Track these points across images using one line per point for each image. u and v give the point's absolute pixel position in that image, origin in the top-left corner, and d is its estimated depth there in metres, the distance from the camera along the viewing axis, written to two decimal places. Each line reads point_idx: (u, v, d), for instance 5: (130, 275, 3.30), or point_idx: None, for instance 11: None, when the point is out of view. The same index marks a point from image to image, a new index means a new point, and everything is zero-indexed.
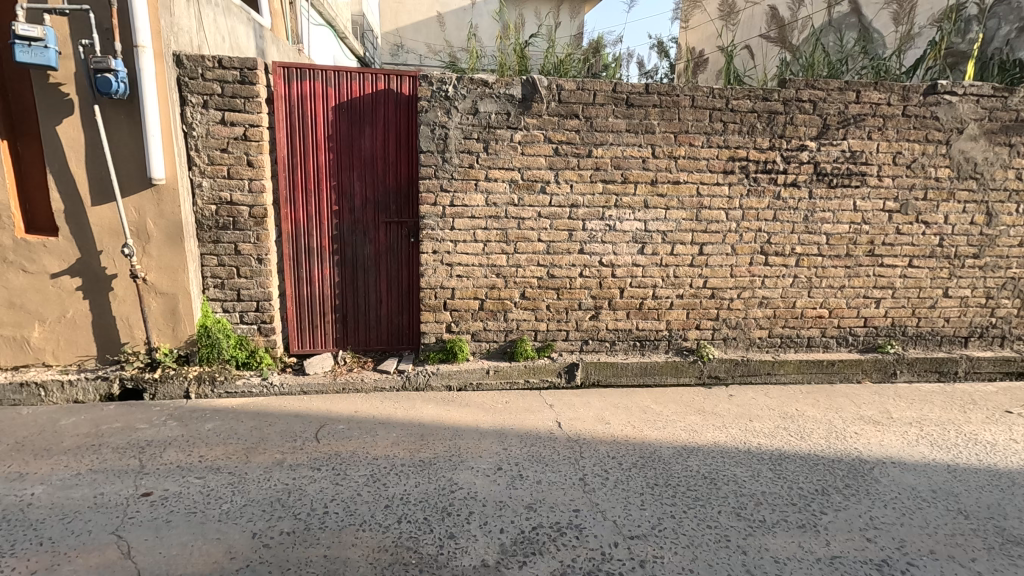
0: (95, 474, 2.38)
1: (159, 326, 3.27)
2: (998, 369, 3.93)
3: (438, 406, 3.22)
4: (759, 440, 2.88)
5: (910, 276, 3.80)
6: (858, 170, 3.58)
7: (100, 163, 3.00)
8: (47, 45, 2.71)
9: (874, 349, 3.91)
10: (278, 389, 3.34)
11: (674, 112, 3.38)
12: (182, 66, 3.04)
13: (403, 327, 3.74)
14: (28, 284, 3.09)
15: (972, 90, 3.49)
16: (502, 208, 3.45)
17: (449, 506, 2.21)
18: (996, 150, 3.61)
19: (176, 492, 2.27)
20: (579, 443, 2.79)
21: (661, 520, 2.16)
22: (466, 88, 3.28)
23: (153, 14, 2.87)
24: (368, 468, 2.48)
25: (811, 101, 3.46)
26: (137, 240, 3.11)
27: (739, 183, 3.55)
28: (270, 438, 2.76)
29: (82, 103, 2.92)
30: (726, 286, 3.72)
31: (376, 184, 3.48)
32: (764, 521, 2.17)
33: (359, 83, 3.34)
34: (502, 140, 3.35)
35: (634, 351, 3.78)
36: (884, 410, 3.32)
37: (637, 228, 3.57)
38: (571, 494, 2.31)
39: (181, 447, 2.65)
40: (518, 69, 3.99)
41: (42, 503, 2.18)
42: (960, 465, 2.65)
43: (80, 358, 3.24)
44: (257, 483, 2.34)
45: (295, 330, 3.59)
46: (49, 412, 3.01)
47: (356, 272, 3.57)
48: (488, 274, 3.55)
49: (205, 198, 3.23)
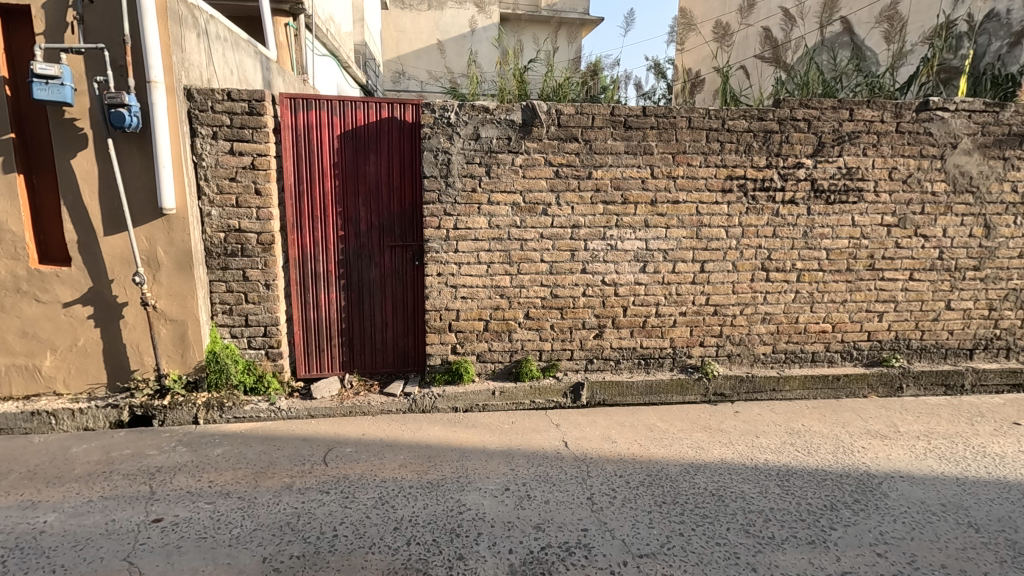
0: (106, 501, 2.40)
1: (169, 352, 3.31)
2: (1005, 381, 3.92)
3: (445, 428, 3.24)
4: (766, 456, 2.87)
5: (912, 289, 3.82)
6: (855, 186, 3.63)
7: (113, 194, 3.08)
8: (64, 82, 2.81)
9: (879, 363, 3.92)
10: (286, 414, 3.36)
11: (671, 134, 3.46)
12: (193, 100, 3.14)
13: (408, 349, 3.77)
14: (41, 314, 3.15)
15: (963, 106, 3.56)
16: (504, 230, 3.51)
17: (458, 527, 2.21)
18: (990, 163, 3.66)
19: (186, 517, 2.28)
20: (586, 462, 2.80)
21: (669, 538, 2.16)
22: (467, 115, 3.36)
23: (165, 50, 2.96)
24: (376, 491, 2.49)
25: (805, 119, 3.52)
26: (148, 268, 3.17)
27: (738, 202, 3.60)
28: (278, 462, 2.78)
29: (96, 137, 3.01)
30: (728, 302, 3.76)
31: (381, 209, 3.55)
32: (773, 537, 2.17)
33: (364, 112, 3.43)
34: (503, 164, 3.42)
35: (639, 369, 3.80)
36: (891, 424, 3.31)
37: (638, 247, 3.62)
38: (579, 514, 2.31)
39: (191, 473, 2.67)
40: (518, 93, 4.09)
41: (54, 531, 2.19)
42: (969, 479, 2.63)
43: (91, 386, 3.29)
44: (267, 507, 2.36)
45: (302, 354, 3.63)
46: (60, 440, 3.04)
47: (362, 295, 3.63)
48: (492, 295, 3.59)
49: (214, 226, 3.30)
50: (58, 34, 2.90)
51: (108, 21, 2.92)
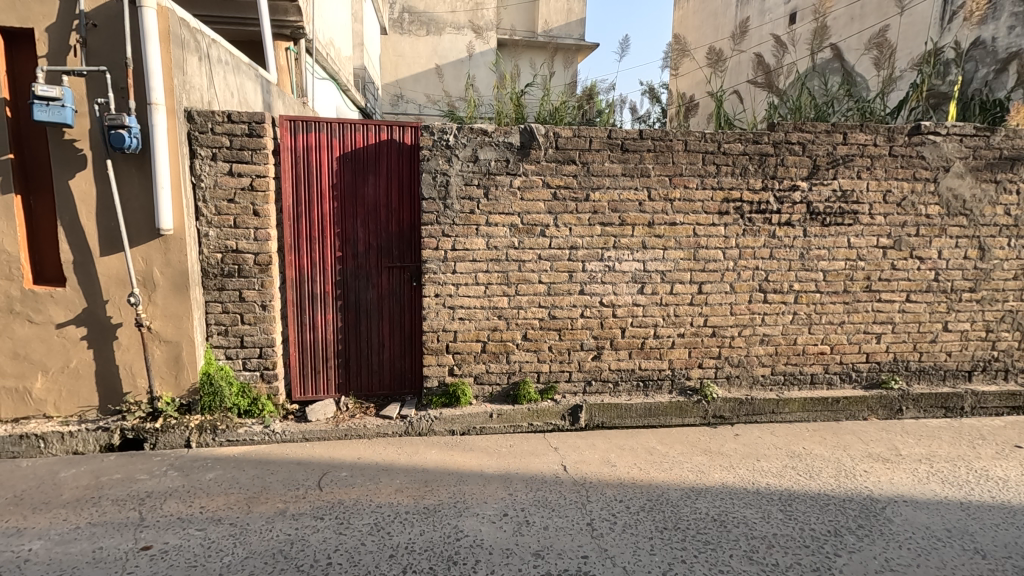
0: (94, 528, 2.34)
1: (163, 374, 3.27)
2: (1004, 404, 3.91)
3: (442, 451, 3.19)
4: (768, 480, 2.84)
5: (909, 310, 3.83)
6: (850, 209, 3.66)
7: (111, 215, 3.07)
8: (64, 104, 2.82)
9: (877, 385, 3.91)
10: (280, 437, 3.31)
11: (668, 156, 3.49)
12: (193, 121, 3.15)
13: (405, 371, 3.74)
14: (33, 335, 3.11)
15: (955, 130, 3.60)
16: (502, 251, 3.51)
17: (455, 555, 2.16)
18: (983, 186, 3.70)
19: (176, 545, 2.22)
20: (585, 486, 2.75)
21: (671, 565, 2.12)
22: (466, 138, 3.39)
23: (167, 73, 2.99)
24: (372, 517, 2.43)
25: (800, 143, 3.56)
26: (143, 289, 3.15)
27: (735, 224, 3.62)
28: (271, 487, 2.72)
29: (95, 158, 3.01)
30: (726, 324, 3.75)
31: (379, 230, 3.55)
32: (777, 564, 2.13)
33: (363, 134, 3.46)
34: (501, 186, 3.44)
35: (637, 391, 3.77)
36: (893, 447, 3.29)
37: (636, 269, 3.62)
38: (580, 540, 2.27)
39: (182, 499, 2.61)
40: (515, 116, 4.11)
41: (39, 559, 2.13)
42: (973, 503, 2.60)
43: (82, 408, 3.23)
44: (259, 533, 2.30)
45: (297, 376, 3.60)
46: (48, 464, 2.98)
47: (359, 317, 3.61)
48: (490, 316, 3.58)
49: (211, 246, 3.28)
50: (60, 56, 2.92)
51: (110, 44, 2.95)
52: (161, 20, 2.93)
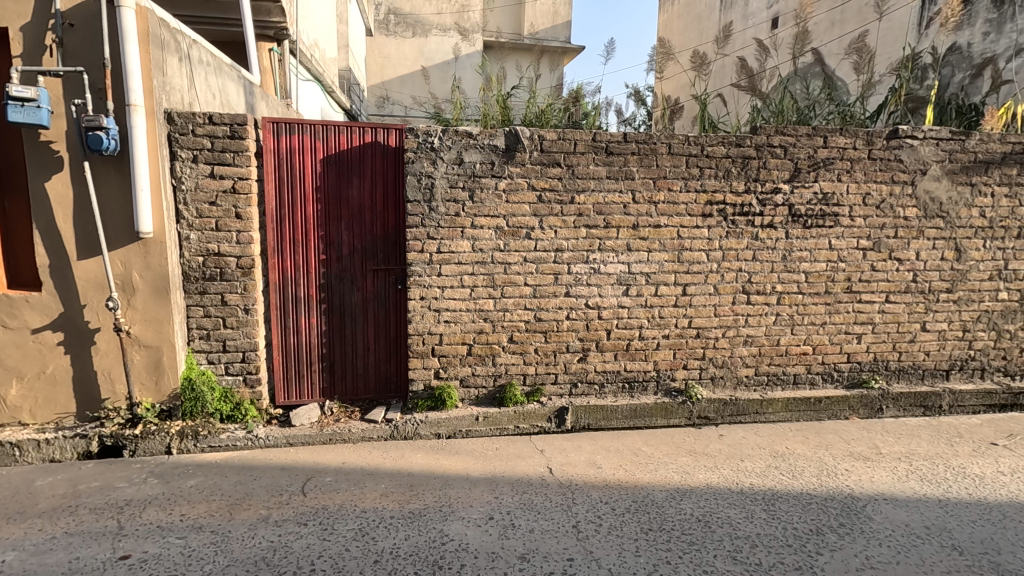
0: (71, 538, 2.30)
1: (142, 379, 3.21)
2: (981, 402, 4.00)
3: (428, 455, 3.18)
4: (750, 480, 2.86)
5: (888, 311, 3.90)
6: (830, 211, 3.72)
7: (88, 218, 3.01)
8: (40, 104, 2.76)
9: (859, 385, 3.97)
10: (264, 442, 3.28)
11: (652, 159, 3.51)
12: (173, 123, 3.11)
13: (391, 374, 3.72)
14: (8, 340, 3.04)
15: (931, 134, 3.68)
16: (488, 254, 3.51)
17: (440, 559, 2.15)
18: (959, 189, 3.78)
19: (156, 554, 2.19)
20: (571, 488, 2.76)
21: (656, 566, 2.13)
22: (451, 140, 3.38)
23: (146, 74, 2.94)
24: (356, 522, 2.41)
25: (781, 146, 3.61)
26: (123, 293, 3.10)
27: (718, 226, 3.66)
28: (254, 493, 2.69)
29: (72, 160, 2.96)
30: (711, 325, 3.78)
31: (364, 233, 3.53)
32: (760, 563, 2.15)
33: (347, 136, 3.43)
34: (486, 188, 3.43)
35: (623, 393, 3.79)
36: (873, 446, 3.34)
37: (621, 271, 3.64)
38: (565, 543, 2.27)
39: (162, 506, 2.57)
40: (501, 118, 4.11)
41: (12, 571, 2.08)
42: (951, 500, 2.65)
43: (58, 416, 3.16)
44: (241, 541, 2.27)
45: (281, 380, 3.55)
46: (24, 473, 2.92)
47: (343, 320, 3.58)
48: (476, 318, 3.57)
49: (192, 249, 3.24)
50: (35, 56, 2.86)
51: (87, 45, 2.90)
52: (140, 20, 2.88)
